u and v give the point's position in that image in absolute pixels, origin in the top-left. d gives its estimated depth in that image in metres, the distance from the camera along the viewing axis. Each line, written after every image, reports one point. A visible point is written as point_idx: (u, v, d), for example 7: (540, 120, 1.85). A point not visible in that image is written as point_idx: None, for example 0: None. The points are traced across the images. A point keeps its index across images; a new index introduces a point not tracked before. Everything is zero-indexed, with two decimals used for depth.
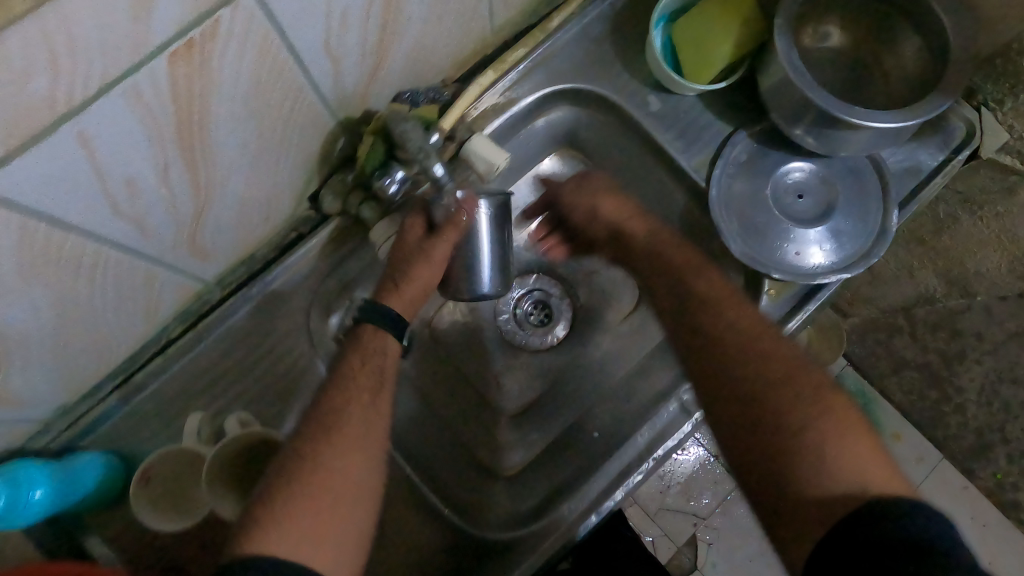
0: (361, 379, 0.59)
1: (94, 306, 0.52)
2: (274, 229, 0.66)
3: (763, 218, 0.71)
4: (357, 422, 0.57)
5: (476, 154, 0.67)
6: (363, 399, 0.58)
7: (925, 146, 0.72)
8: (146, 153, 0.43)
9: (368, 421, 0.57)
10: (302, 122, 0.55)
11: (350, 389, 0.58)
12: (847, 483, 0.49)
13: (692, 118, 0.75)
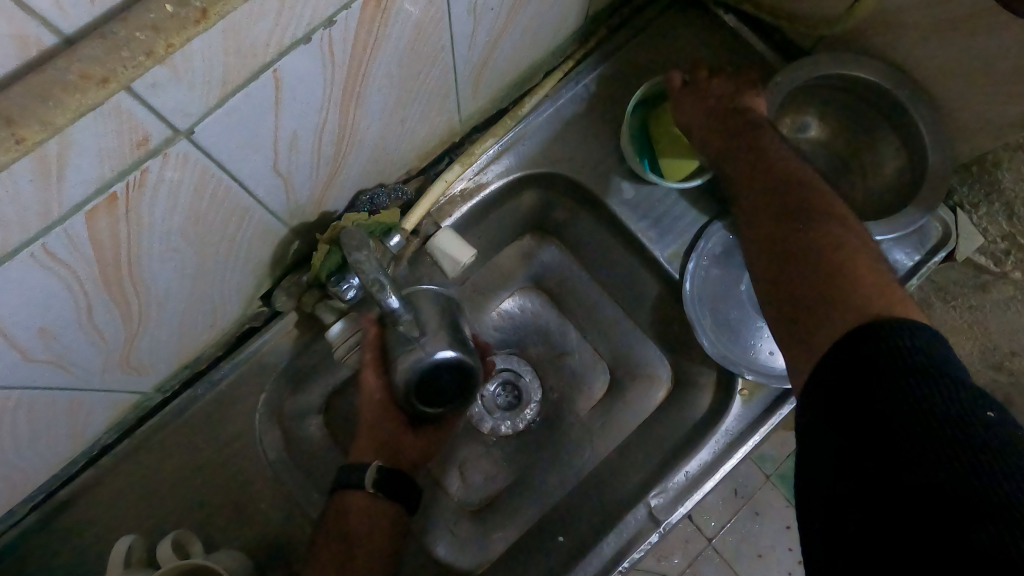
0: (333, 551, 0.59)
1: (6, 443, 0.47)
2: (222, 331, 0.61)
3: (737, 313, 0.71)
4: (333, 573, 0.59)
5: (443, 252, 0.64)
6: (334, 554, 0.60)
7: (900, 244, 0.69)
8: (64, 303, 0.39)
9: (343, 571, 0.59)
10: (248, 238, 0.51)
11: (323, 560, 0.59)
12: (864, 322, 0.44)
13: (666, 208, 0.72)
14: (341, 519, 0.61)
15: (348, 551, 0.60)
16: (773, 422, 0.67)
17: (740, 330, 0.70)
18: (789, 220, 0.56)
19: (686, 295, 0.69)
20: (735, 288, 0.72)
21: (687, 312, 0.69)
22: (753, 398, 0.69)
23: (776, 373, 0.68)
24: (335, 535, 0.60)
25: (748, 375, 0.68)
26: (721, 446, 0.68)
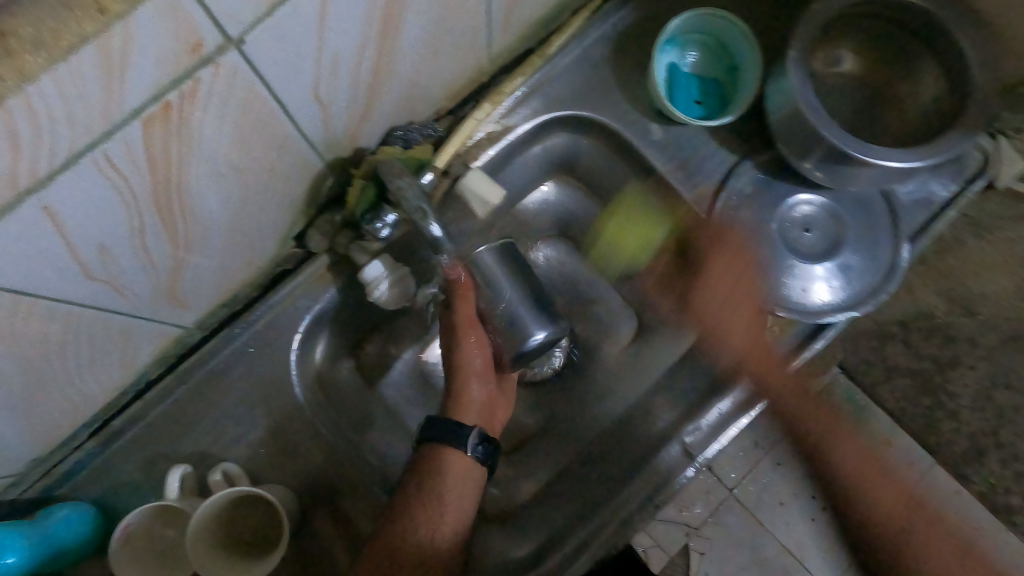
0: (418, 513, 0.57)
1: (63, 365, 0.48)
2: (258, 270, 0.62)
3: (768, 253, 0.69)
4: (423, 540, 0.56)
5: (473, 193, 0.62)
6: (428, 522, 0.57)
7: (938, 176, 0.69)
8: (120, 220, 0.39)
9: (434, 540, 0.57)
10: (289, 170, 0.50)
11: (407, 523, 0.57)
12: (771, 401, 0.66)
13: (696, 148, 0.70)
14: (437, 485, 0.58)
15: (438, 517, 0.57)
16: (807, 355, 0.67)
17: (772, 270, 0.68)
18: (732, 323, 0.70)
19: None
20: (767, 227, 0.69)
21: None
22: (785, 334, 0.68)
23: (811, 310, 0.67)
24: (427, 504, 0.57)
25: (781, 312, 0.67)
26: (755, 383, 0.67)
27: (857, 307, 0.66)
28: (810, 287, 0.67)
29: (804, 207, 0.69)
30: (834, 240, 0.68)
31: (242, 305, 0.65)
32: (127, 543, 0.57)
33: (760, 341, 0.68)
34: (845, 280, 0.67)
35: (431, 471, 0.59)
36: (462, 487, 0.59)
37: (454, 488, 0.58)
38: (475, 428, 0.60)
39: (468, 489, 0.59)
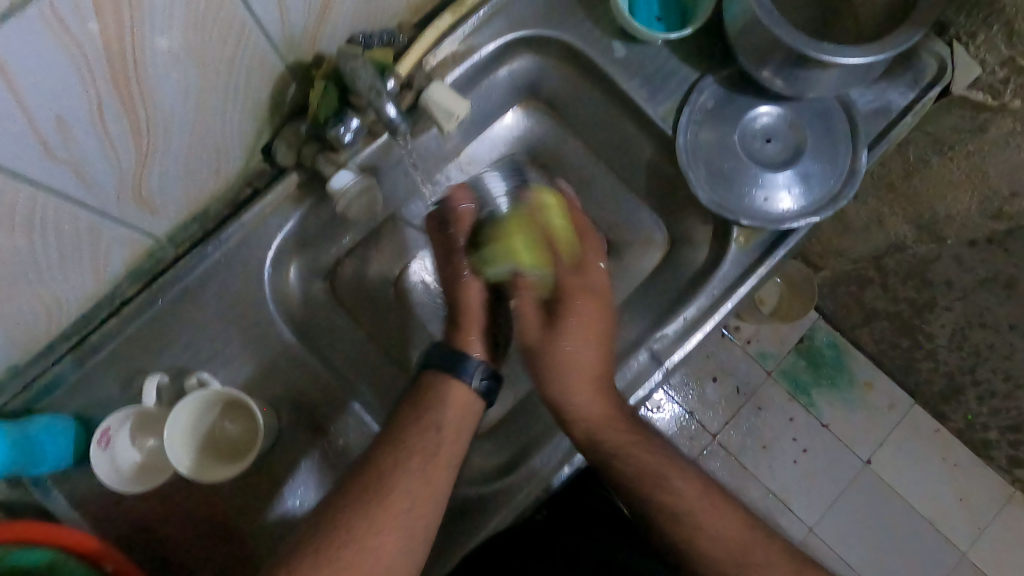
0: (411, 440, 0.57)
1: (36, 260, 0.50)
2: (226, 183, 0.63)
3: (731, 164, 0.70)
4: (417, 470, 0.56)
5: (435, 104, 0.62)
6: (426, 452, 0.57)
7: (895, 85, 0.72)
8: (76, 89, 0.41)
9: (427, 471, 0.56)
10: (248, 67, 0.52)
11: (401, 449, 0.57)
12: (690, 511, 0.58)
13: (660, 65, 0.71)
14: (434, 414, 0.59)
15: (433, 448, 0.58)
16: (772, 261, 0.67)
17: (735, 180, 0.69)
18: (617, 430, 0.61)
19: (679, 147, 0.69)
20: (730, 139, 0.70)
21: (681, 164, 0.69)
22: (749, 245, 0.69)
23: (773, 217, 0.67)
24: (426, 432, 0.58)
25: (744, 221, 0.67)
26: (720, 291, 0.68)
27: (817, 213, 0.68)
28: (772, 196, 0.69)
29: (764, 118, 0.71)
30: (794, 150, 0.70)
31: (213, 224, 0.66)
32: (109, 448, 0.61)
33: (608, 385, 0.62)
34: (805, 188, 0.69)
35: (432, 400, 0.60)
36: (461, 418, 0.60)
37: (452, 422, 0.59)
38: (480, 361, 0.62)
39: (467, 419, 0.60)
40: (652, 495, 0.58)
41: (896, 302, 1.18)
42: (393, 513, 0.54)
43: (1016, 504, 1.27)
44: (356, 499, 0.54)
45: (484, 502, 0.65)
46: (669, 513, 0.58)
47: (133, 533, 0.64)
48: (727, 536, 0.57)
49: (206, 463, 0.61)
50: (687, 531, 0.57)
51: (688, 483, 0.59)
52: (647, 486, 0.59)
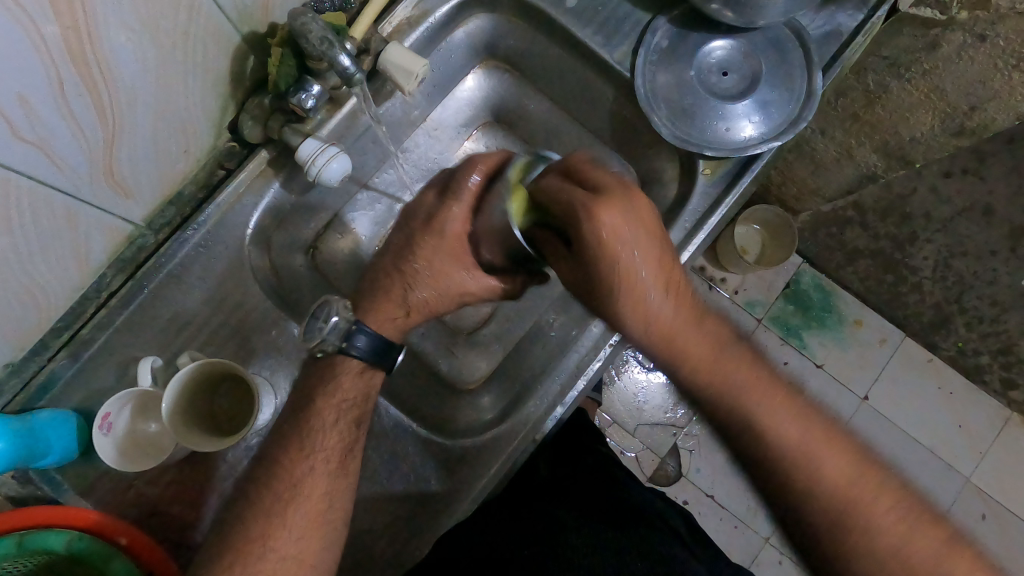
0: (328, 415, 0.62)
1: (17, 249, 0.50)
2: (196, 164, 0.64)
3: (690, 100, 0.71)
4: (325, 465, 0.61)
5: (393, 65, 0.64)
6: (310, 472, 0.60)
7: (843, 8, 0.72)
8: (35, 64, 0.41)
9: (334, 470, 0.61)
10: (202, 37, 0.53)
11: (321, 423, 0.62)
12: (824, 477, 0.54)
13: (610, 11, 0.72)
14: (332, 393, 0.62)
15: (352, 438, 0.63)
16: (739, 188, 0.69)
17: (696, 115, 0.71)
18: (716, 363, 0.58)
19: (638, 89, 0.70)
20: (686, 76, 0.72)
21: (641, 105, 0.70)
22: (716, 175, 0.70)
23: (735, 146, 0.69)
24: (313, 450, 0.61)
25: (707, 152, 0.69)
26: (692, 223, 0.70)
27: (778, 137, 0.69)
28: (733, 126, 0.70)
29: (717, 52, 0.72)
30: (750, 79, 0.71)
31: (189, 208, 0.67)
32: (110, 433, 0.61)
33: (743, 362, 0.58)
34: (764, 115, 0.70)
35: (330, 382, 0.64)
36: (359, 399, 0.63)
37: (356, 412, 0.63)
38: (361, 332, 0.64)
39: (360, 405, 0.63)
40: (800, 454, 0.55)
41: (877, 240, 1.19)
42: (310, 500, 0.59)
43: (1014, 425, 1.29)
44: (258, 503, 0.59)
45: (481, 450, 0.67)
46: (820, 503, 0.54)
47: (148, 515, 0.64)
48: (809, 462, 0.55)
49: (191, 431, 0.61)
50: (793, 466, 0.54)
51: (783, 411, 0.56)
52: (797, 463, 0.54)
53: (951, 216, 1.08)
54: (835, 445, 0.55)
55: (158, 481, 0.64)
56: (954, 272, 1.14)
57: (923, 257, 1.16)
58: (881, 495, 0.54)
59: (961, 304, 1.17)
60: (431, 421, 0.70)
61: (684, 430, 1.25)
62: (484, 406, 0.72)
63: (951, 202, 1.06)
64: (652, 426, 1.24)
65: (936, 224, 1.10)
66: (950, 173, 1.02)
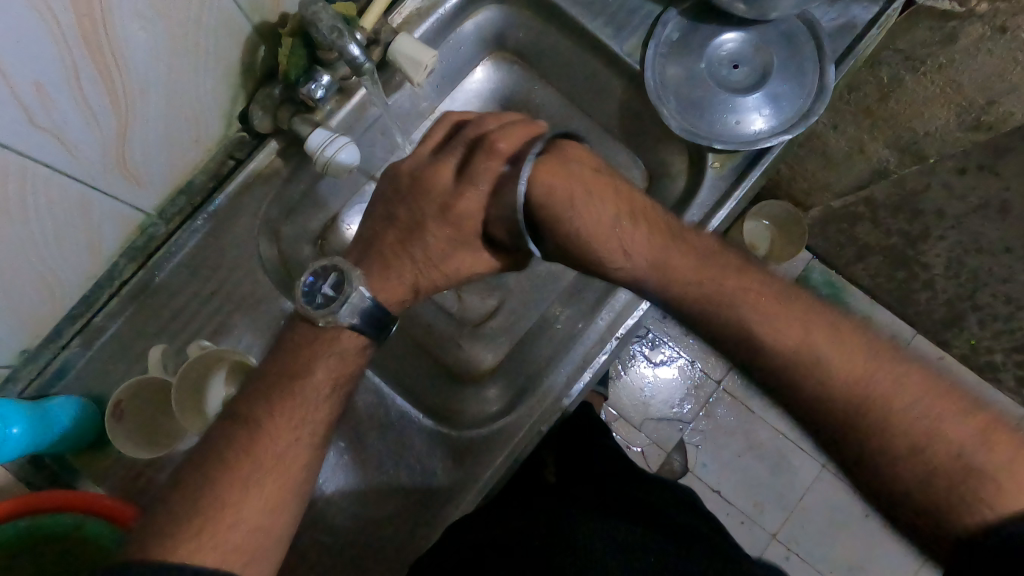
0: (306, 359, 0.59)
1: (31, 235, 0.51)
2: (207, 154, 0.65)
3: (700, 93, 0.71)
4: (308, 423, 0.57)
5: (402, 56, 0.64)
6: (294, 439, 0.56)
7: (857, 0, 0.71)
8: (51, 54, 0.42)
9: (318, 432, 0.58)
10: (214, 26, 0.53)
11: (296, 368, 0.59)
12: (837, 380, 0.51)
13: (621, 2, 0.72)
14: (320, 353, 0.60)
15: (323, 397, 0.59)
16: (748, 183, 0.68)
17: (706, 108, 0.71)
18: (725, 283, 0.57)
19: (647, 81, 0.70)
20: (697, 69, 0.71)
21: (650, 97, 0.70)
22: (725, 169, 0.70)
23: (745, 140, 0.69)
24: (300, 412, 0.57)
25: (717, 146, 0.69)
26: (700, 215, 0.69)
27: (788, 131, 0.69)
28: (744, 119, 0.70)
29: (729, 45, 0.72)
30: (761, 73, 0.71)
31: (200, 197, 0.67)
32: (120, 419, 0.61)
33: (726, 260, 0.59)
34: (775, 108, 0.70)
35: (322, 363, 0.60)
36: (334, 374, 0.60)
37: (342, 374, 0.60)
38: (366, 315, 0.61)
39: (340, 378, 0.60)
40: (805, 360, 0.52)
41: (889, 236, 1.16)
42: (290, 461, 0.55)
43: None
44: (221, 453, 0.54)
45: (487, 441, 0.67)
46: (821, 389, 0.52)
47: (158, 502, 0.65)
48: (813, 342, 0.53)
49: (198, 420, 0.62)
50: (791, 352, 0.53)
51: (772, 304, 0.55)
52: (803, 370, 0.52)
53: (964, 213, 1.05)
54: (848, 342, 0.53)
55: (166, 468, 0.65)
56: (967, 268, 1.11)
57: (936, 254, 1.13)
58: (901, 371, 0.51)
59: (974, 301, 1.15)
60: (438, 412, 0.70)
61: (691, 424, 1.24)
62: (492, 398, 0.73)
63: (965, 198, 1.03)
64: (659, 421, 1.25)
65: (950, 220, 1.07)
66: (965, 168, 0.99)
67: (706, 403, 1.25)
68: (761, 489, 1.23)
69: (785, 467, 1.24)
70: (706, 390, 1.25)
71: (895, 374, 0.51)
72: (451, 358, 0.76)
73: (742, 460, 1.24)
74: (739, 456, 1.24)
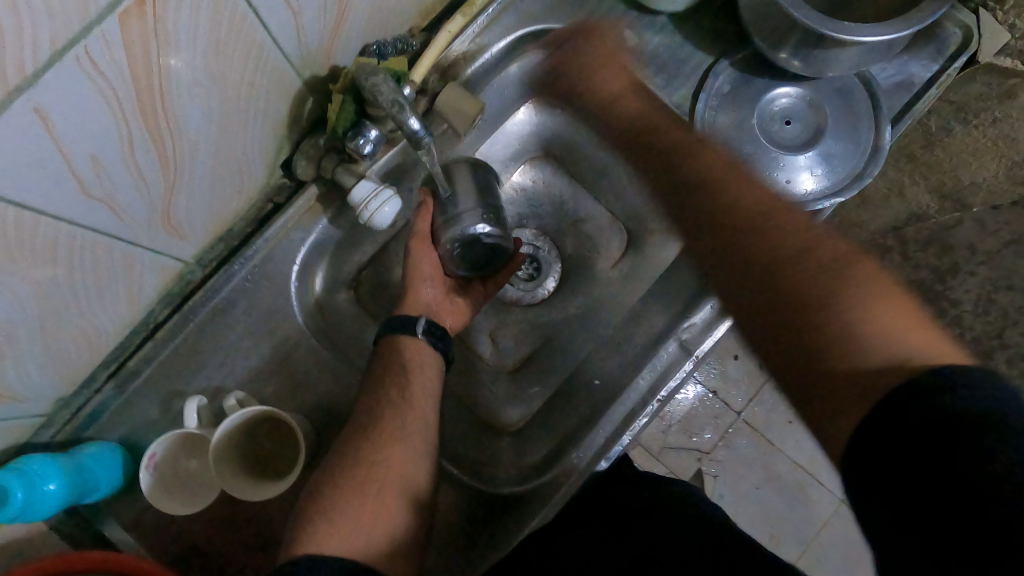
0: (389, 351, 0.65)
1: (76, 292, 0.51)
2: (249, 201, 0.63)
3: (751, 149, 0.69)
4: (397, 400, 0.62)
5: (448, 106, 0.63)
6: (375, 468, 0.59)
7: (916, 57, 0.69)
8: (109, 128, 0.41)
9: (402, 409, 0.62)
10: (267, 84, 0.52)
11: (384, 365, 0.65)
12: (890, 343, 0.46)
13: (671, 54, 0.71)
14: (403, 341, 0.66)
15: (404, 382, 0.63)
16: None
17: (756, 165, 0.69)
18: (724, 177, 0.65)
19: (697, 134, 0.68)
20: (748, 124, 0.70)
21: (699, 151, 0.68)
22: None
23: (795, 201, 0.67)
24: (391, 432, 0.61)
25: None
26: None
27: (841, 193, 0.67)
28: (795, 178, 0.68)
29: (783, 99, 0.70)
30: (815, 131, 0.69)
31: (238, 241, 0.66)
32: (158, 471, 0.61)
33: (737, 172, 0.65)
34: (827, 168, 0.68)
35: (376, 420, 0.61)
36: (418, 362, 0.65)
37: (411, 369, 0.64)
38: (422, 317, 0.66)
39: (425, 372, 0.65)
40: (836, 297, 0.51)
41: (916, 270, 0.99)
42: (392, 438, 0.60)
43: None
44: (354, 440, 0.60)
45: (526, 498, 0.67)
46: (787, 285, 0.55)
47: (189, 552, 0.64)
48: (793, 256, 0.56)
49: (246, 478, 0.61)
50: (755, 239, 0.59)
51: (761, 213, 0.60)
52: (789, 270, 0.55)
53: (998, 248, 0.98)
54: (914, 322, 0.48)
55: (198, 517, 0.64)
56: (998, 306, 0.97)
57: (966, 290, 0.98)
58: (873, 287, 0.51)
59: (1004, 340, 0.97)
60: (475, 469, 0.69)
61: (709, 455, 1.17)
62: (526, 449, 0.72)
63: (997, 233, 0.98)
64: (677, 451, 1.17)
65: (983, 255, 0.98)
66: (1001, 206, 0.97)
67: (726, 433, 1.18)
68: (778, 522, 1.16)
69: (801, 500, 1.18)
70: (726, 419, 1.17)
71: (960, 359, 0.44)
72: (483, 408, 0.74)
73: (758, 492, 1.17)
74: (756, 488, 1.17)
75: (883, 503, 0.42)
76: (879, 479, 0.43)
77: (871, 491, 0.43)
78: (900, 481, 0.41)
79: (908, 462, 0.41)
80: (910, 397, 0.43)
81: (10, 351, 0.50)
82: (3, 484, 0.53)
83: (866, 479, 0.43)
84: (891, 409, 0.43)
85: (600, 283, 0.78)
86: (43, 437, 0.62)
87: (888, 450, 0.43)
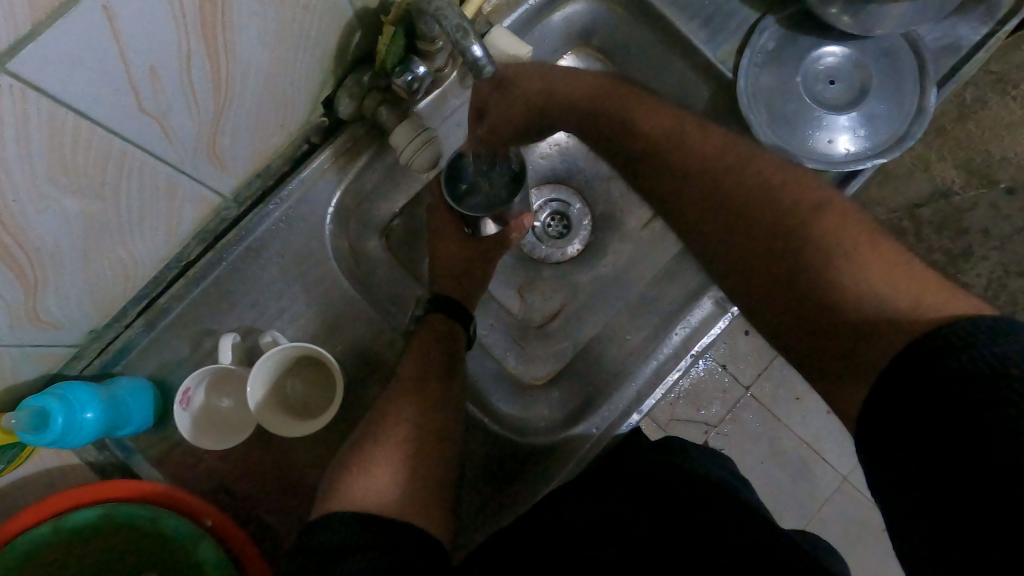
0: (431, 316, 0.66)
1: (118, 218, 0.50)
2: (289, 139, 0.62)
3: (794, 107, 0.69)
4: (414, 361, 0.63)
5: (498, 48, 0.63)
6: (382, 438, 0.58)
7: (965, 20, 0.69)
8: (169, 38, 0.40)
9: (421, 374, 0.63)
10: (320, 10, 0.51)
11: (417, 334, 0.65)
12: (877, 292, 0.43)
13: (718, 6, 0.69)
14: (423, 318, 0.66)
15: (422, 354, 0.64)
16: (851, 189, 0.68)
17: (799, 123, 0.68)
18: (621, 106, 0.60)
19: (740, 89, 0.68)
20: (792, 82, 0.69)
21: (742, 107, 0.68)
22: None
23: (837, 160, 0.67)
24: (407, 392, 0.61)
25: (810, 164, 0.66)
26: None
27: (884, 154, 0.67)
28: (835, 138, 0.68)
29: (828, 59, 0.69)
30: (859, 91, 0.69)
31: (273, 180, 0.65)
32: (189, 407, 0.60)
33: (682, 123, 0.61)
34: (870, 129, 0.68)
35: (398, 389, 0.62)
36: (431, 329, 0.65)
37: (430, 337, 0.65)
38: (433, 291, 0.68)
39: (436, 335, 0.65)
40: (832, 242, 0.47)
41: (929, 252, 0.96)
42: (407, 398, 0.61)
43: None
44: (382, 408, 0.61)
45: (561, 448, 0.68)
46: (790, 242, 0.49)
47: (216, 491, 0.64)
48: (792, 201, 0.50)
49: (281, 419, 0.61)
50: (730, 181, 0.53)
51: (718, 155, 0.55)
52: (804, 215, 0.49)
53: (1009, 234, 0.96)
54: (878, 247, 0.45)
55: (227, 456, 0.64)
56: (1008, 291, 0.95)
57: (977, 274, 0.96)
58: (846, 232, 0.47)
59: None
60: (508, 421, 0.69)
61: (716, 428, 0.95)
62: (553, 404, 0.72)
63: (1011, 219, 0.96)
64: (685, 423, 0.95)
65: (995, 240, 0.96)
66: (1017, 189, 0.96)
67: (733, 407, 0.95)
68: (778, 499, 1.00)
69: (806, 476, 0.97)
70: (737, 392, 0.95)
71: (949, 296, 0.41)
72: (512, 362, 0.74)
73: (762, 468, 0.96)
74: (761, 463, 0.96)
75: (886, 474, 0.38)
76: (884, 449, 0.39)
77: (877, 463, 0.39)
78: (899, 451, 0.38)
79: (908, 437, 0.37)
80: (917, 358, 0.38)
81: (54, 273, 0.49)
82: (45, 408, 0.53)
83: (875, 450, 0.39)
84: (896, 375, 0.39)
85: (630, 241, 0.77)
86: (72, 370, 0.61)
87: (893, 417, 0.39)
